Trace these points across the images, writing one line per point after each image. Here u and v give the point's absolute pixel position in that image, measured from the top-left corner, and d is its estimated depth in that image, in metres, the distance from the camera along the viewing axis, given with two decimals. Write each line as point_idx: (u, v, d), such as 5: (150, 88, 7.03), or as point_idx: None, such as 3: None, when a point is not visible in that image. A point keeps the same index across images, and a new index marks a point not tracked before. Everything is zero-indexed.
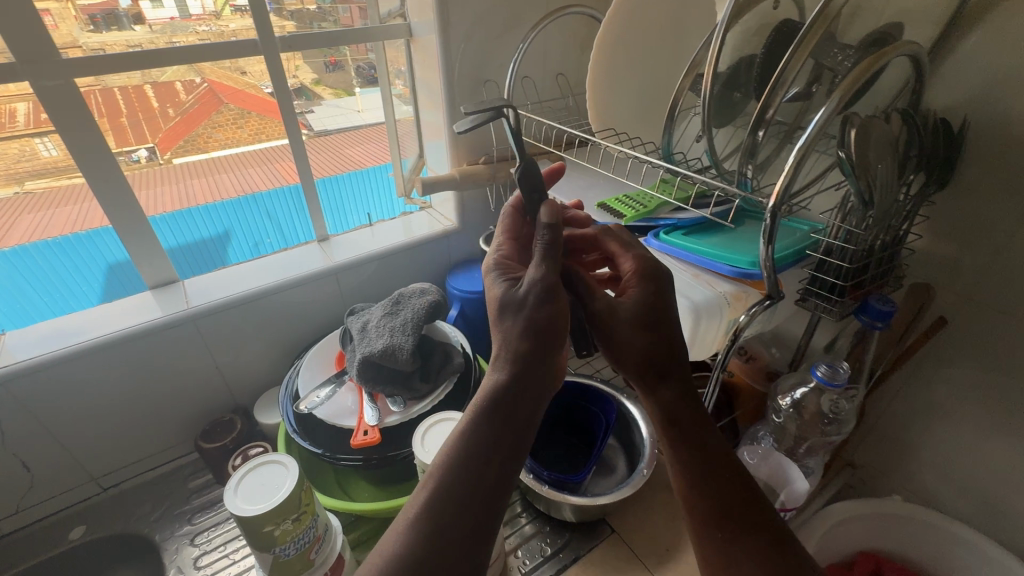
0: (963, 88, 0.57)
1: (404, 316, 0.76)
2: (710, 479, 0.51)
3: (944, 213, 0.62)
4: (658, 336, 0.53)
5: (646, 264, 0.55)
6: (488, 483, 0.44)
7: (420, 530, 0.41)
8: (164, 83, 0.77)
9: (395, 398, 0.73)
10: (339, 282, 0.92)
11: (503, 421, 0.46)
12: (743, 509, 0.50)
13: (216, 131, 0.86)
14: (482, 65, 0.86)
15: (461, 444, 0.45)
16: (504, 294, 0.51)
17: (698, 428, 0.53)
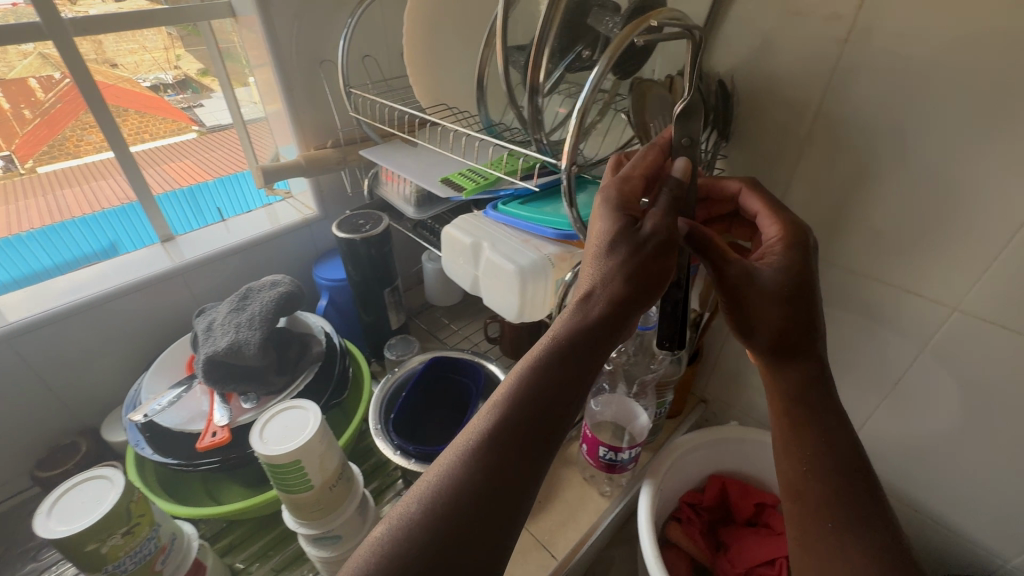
0: (736, 52, 0.63)
1: (250, 310, 0.73)
2: (818, 454, 0.51)
3: (737, 166, 0.70)
4: (787, 307, 0.51)
5: (798, 230, 0.54)
6: (551, 418, 0.43)
7: (482, 459, 0.41)
8: (16, 80, 0.74)
9: (248, 396, 0.71)
10: (188, 284, 0.87)
11: (578, 368, 0.44)
12: (837, 486, 0.50)
13: (85, 134, 0.81)
14: (316, 45, 0.83)
15: (537, 378, 0.43)
16: (617, 227, 0.46)
17: (818, 401, 0.52)
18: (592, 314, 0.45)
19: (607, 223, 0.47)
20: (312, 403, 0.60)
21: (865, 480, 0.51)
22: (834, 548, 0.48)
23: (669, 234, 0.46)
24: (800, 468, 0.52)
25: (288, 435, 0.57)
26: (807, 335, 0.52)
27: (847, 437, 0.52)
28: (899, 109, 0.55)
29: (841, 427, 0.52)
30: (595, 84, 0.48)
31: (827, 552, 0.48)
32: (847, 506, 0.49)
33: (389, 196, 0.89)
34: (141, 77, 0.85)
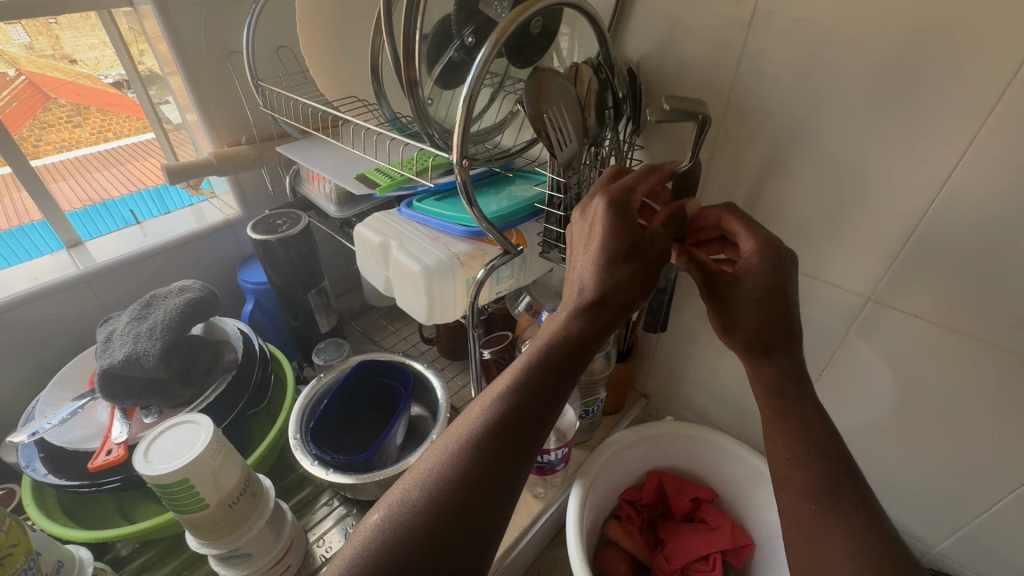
0: (646, 40, 0.61)
1: (153, 319, 0.69)
2: (799, 446, 0.50)
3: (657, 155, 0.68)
4: (765, 310, 0.50)
5: (771, 243, 0.50)
6: (531, 418, 0.47)
7: (475, 445, 0.45)
8: None
9: (150, 409, 0.67)
10: (95, 292, 0.82)
11: (558, 374, 0.49)
12: (822, 476, 0.49)
13: (44, 134, 0.82)
14: (223, 35, 0.79)
15: (525, 375, 0.48)
16: (602, 232, 0.50)
17: (799, 396, 0.51)
18: (573, 318, 0.49)
19: (599, 228, 0.51)
20: (205, 416, 0.57)
21: (852, 471, 0.49)
22: (818, 540, 0.47)
23: (646, 245, 0.50)
24: (783, 455, 0.51)
25: (176, 452, 0.53)
26: (783, 339, 0.51)
27: (826, 430, 0.51)
28: (805, 94, 0.54)
29: (822, 421, 0.51)
30: (481, 68, 0.45)
31: (809, 543, 0.47)
32: (832, 496, 0.48)
33: (311, 196, 0.84)
34: (104, 74, 0.86)
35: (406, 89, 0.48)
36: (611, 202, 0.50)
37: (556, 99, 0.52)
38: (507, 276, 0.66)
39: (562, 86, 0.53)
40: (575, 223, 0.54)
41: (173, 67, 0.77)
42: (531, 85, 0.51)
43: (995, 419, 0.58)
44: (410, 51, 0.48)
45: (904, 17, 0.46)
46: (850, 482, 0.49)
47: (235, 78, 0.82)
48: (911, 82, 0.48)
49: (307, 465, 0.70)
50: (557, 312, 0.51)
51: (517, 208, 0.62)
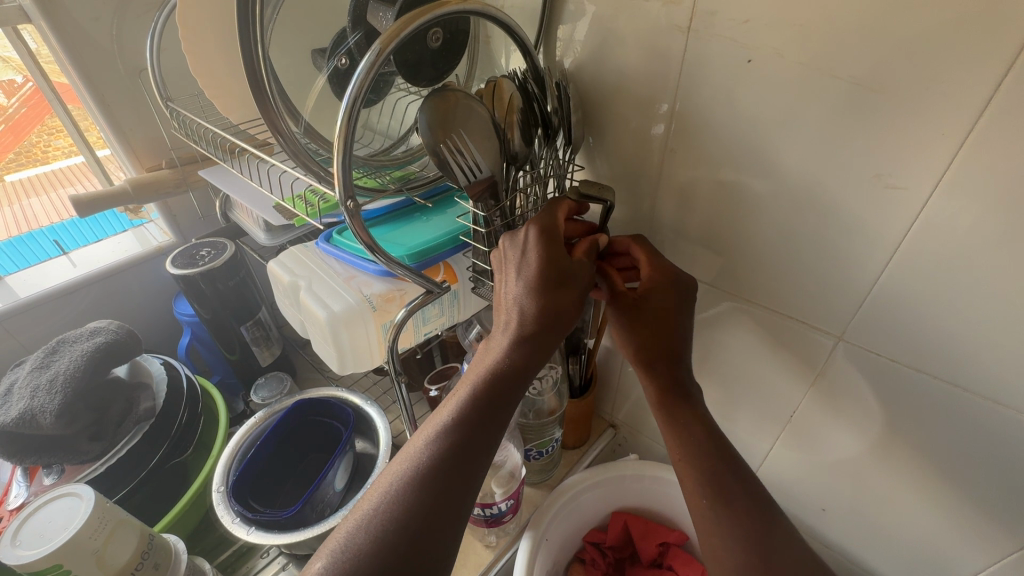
0: (578, 47, 0.55)
1: (55, 369, 0.63)
2: (697, 454, 0.49)
3: (602, 173, 0.61)
4: (662, 337, 0.51)
5: (673, 274, 0.51)
6: (478, 442, 0.43)
7: (417, 485, 0.41)
8: None
9: (52, 468, 0.62)
10: (13, 333, 0.77)
11: (503, 396, 0.45)
12: (717, 481, 0.47)
13: (52, 140, 0.85)
14: (132, 53, 0.74)
15: (467, 405, 0.44)
16: (532, 258, 0.47)
17: (688, 411, 0.50)
18: (507, 349, 0.46)
19: (528, 254, 0.48)
20: (87, 486, 0.51)
21: (752, 479, 0.48)
22: (714, 536, 0.46)
23: (573, 271, 0.48)
24: (678, 456, 0.50)
25: (49, 532, 0.48)
26: (674, 359, 0.51)
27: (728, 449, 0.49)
28: (752, 109, 0.46)
29: (709, 431, 0.50)
30: (355, 90, 0.39)
31: (713, 546, 0.46)
32: (738, 508, 0.46)
33: (242, 222, 0.77)
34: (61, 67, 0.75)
35: (256, 104, 0.44)
36: (542, 230, 0.48)
37: (458, 125, 0.45)
38: (435, 316, 0.60)
39: (470, 108, 0.46)
40: (500, 252, 0.51)
41: (79, 89, 0.72)
42: (427, 109, 0.44)
43: (986, 475, 0.50)
44: (258, 86, 0.44)
45: (862, 19, 0.38)
46: (751, 489, 0.47)
47: (149, 98, 0.77)
48: (874, 95, 0.40)
49: (230, 524, 0.63)
50: (489, 343, 0.49)
51: (442, 239, 0.56)
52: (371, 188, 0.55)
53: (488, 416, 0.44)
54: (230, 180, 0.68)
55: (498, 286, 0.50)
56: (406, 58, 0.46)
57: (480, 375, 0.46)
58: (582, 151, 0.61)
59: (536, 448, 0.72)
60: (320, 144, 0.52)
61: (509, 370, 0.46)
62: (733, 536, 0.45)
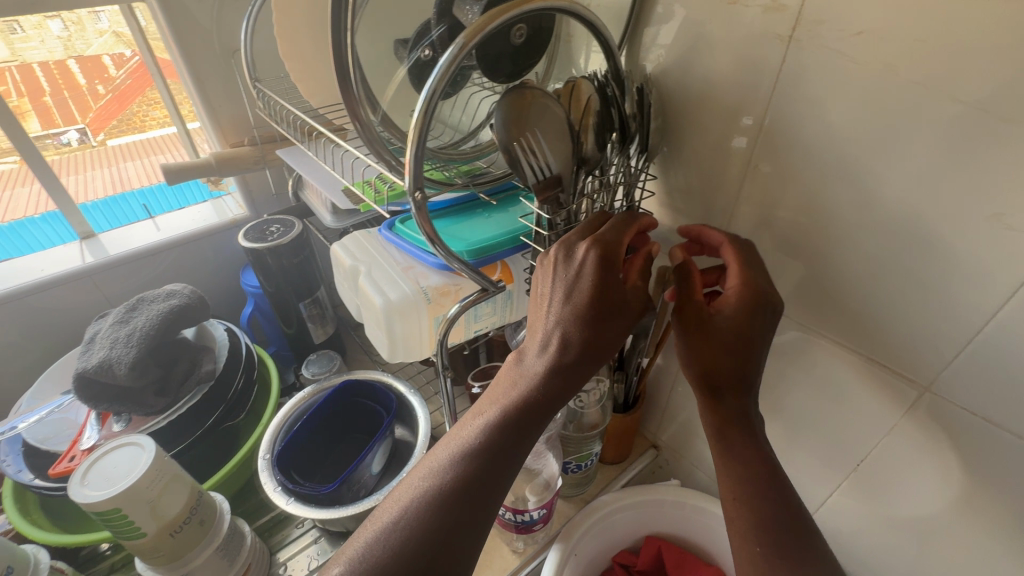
0: (663, 50, 0.52)
1: (134, 325, 0.68)
2: (752, 498, 0.45)
3: (673, 183, 0.58)
4: (728, 362, 0.47)
5: (756, 288, 0.47)
6: (503, 465, 0.42)
7: (437, 505, 0.40)
8: (93, 57, 0.83)
9: (121, 416, 0.67)
10: (101, 285, 0.84)
11: (532, 420, 0.44)
12: (773, 532, 0.44)
13: (150, 111, 0.92)
14: (226, 32, 0.77)
15: (495, 428, 0.43)
16: (586, 285, 0.45)
17: (744, 441, 0.47)
18: (541, 375, 0.45)
19: (581, 279, 0.45)
20: (152, 439, 0.55)
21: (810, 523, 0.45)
22: None
23: (630, 302, 0.46)
24: (729, 493, 0.46)
25: (114, 477, 0.51)
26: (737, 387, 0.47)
27: (782, 499, 0.45)
28: (852, 128, 0.43)
29: (766, 474, 0.46)
30: (436, 81, 0.39)
31: None
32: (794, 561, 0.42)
33: (311, 202, 0.81)
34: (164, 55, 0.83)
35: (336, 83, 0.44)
36: (602, 257, 0.45)
37: (533, 124, 0.44)
38: (488, 314, 0.59)
39: (546, 108, 0.45)
40: (547, 259, 0.48)
41: (176, 62, 0.77)
42: (505, 106, 0.43)
43: None
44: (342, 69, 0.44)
45: (999, 37, 0.34)
46: (807, 538, 0.44)
47: (239, 77, 0.81)
48: (1004, 124, 0.35)
49: (271, 490, 0.65)
50: (522, 359, 0.47)
51: (501, 238, 0.55)
52: (438, 182, 0.55)
53: (514, 441, 0.43)
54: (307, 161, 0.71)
55: (535, 291, 0.48)
56: (489, 54, 0.45)
57: (510, 399, 0.45)
58: (656, 160, 0.59)
59: (575, 461, 0.70)
60: (392, 133, 0.52)
61: (543, 394, 0.44)
62: None
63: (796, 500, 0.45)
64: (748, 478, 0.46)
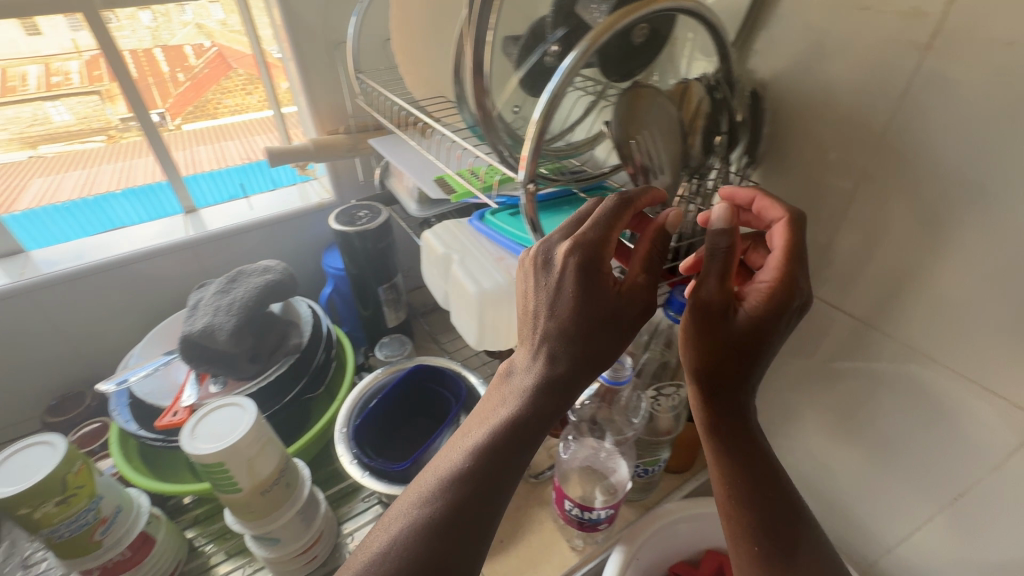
0: (780, 56, 0.51)
1: (234, 295, 0.73)
2: (745, 491, 0.47)
3: (773, 192, 0.57)
4: (733, 368, 0.44)
5: (789, 288, 0.43)
6: (493, 489, 0.43)
7: (431, 536, 0.41)
8: (176, 47, 0.89)
9: (218, 379, 0.72)
10: (201, 256, 0.90)
11: (524, 442, 0.44)
12: (765, 529, 0.47)
13: (224, 98, 0.98)
14: (333, 23, 0.80)
15: (482, 454, 0.44)
16: (567, 296, 0.43)
17: (739, 439, 0.47)
18: (527, 393, 0.45)
19: (563, 289, 0.44)
20: (253, 404, 0.58)
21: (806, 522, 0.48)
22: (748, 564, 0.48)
23: (618, 307, 0.44)
24: (721, 483, 0.48)
25: (219, 434, 0.55)
26: (739, 390, 0.46)
27: (776, 500, 0.48)
28: (992, 147, 0.40)
29: (762, 476, 0.48)
30: (562, 81, 0.40)
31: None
32: (785, 565, 0.46)
33: (397, 190, 0.84)
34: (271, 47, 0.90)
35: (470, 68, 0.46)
36: (581, 265, 0.43)
37: (649, 123, 0.45)
38: None
39: (662, 109, 0.46)
40: (531, 263, 0.46)
41: (286, 52, 0.80)
42: (621, 103, 0.43)
43: None
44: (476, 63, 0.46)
45: None
46: (803, 534, 0.47)
47: (341, 67, 0.83)
48: None
49: (345, 461, 0.68)
50: (513, 377, 0.47)
51: None
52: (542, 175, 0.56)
53: (502, 466, 0.43)
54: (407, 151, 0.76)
55: (525, 289, 0.47)
56: (609, 51, 0.46)
57: (500, 419, 0.45)
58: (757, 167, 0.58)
59: (644, 466, 0.69)
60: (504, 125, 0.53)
61: (534, 413, 0.44)
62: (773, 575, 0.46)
63: (795, 498, 0.49)
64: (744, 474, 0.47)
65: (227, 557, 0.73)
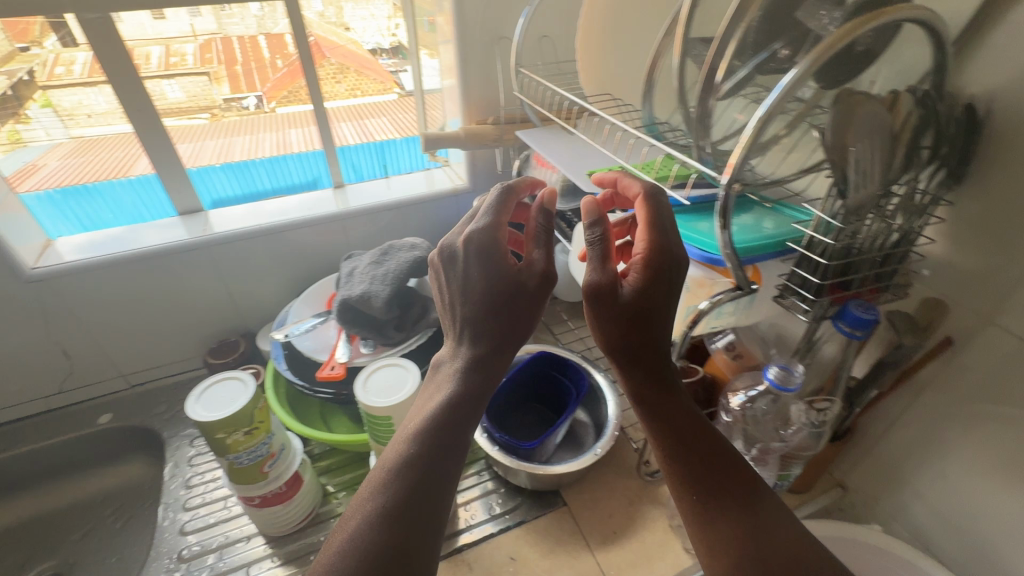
0: (1002, 73, 0.48)
1: (387, 267, 0.79)
2: (679, 450, 0.50)
3: (964, 214, 0.54)
4: (636, 333, 0.49)
5: (663, 252, 0.50)
6: (442, 464, 0.46)
7: (390, 520, 0.42)
8: (277, 34, 0.86)
9: (367, 341, 0.78)
10: (346, 228, 0.97)
11: (465, 414, 0.49)
12: (712, 484, 0.48)
13: (313, 86, 0.93)
14: (498, 19, 0.83)
15: (423, 432, 0.47)
16: (477, 279, 0.53)
17: (655, 398, 0.51)
18: (460, 372, 0.52)
19: (472, 275, 0.53)
20: (416, 367, 0.63)
21: (743, 466, 0.49)
22: (705, 528, 0.47)
23: (523, 288, 0.53)
24: (662, 448, 0.50)
25: (387, 392, 0.61)
26: (649, 352, 0.51)
27: (712, 459, 0.49)
28: None
29: (685, 439, 0.50)
30: (782, 96, 0.40)
31: (708, 544, 0.47)
32: (738, 508, 0.47)
33: (535, 181, 0.88)
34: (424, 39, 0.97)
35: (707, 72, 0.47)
36: (480, 250, 0.53)
37: (864, 130, 0.44)
38: (728, 314, 0.60)
39: (877, 116, 0.45)
40: (438, 267, 0.56)
41: (451, 46, 0.85)
42: (842, 110, 0.43)
43: None
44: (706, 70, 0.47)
45: None
46: (745, 478, 0.49)
47: (500, 61, 0.87)
48: None
49: (478, 433, 0.76)
50: (442, 369, 0.54)
51: (765, 242, 0.54)
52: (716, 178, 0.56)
53: (445, 439, 0.47)
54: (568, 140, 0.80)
55: (441, 289, 0.56)
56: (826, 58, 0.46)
57: (439, 402, 0.50)
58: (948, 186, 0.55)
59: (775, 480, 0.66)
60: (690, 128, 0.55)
61: (468, 389, 0.50)
62: (736, 533, 0.46)
63: (740, 457, 0.50)
64: (673, 432, 0.50)
65: None
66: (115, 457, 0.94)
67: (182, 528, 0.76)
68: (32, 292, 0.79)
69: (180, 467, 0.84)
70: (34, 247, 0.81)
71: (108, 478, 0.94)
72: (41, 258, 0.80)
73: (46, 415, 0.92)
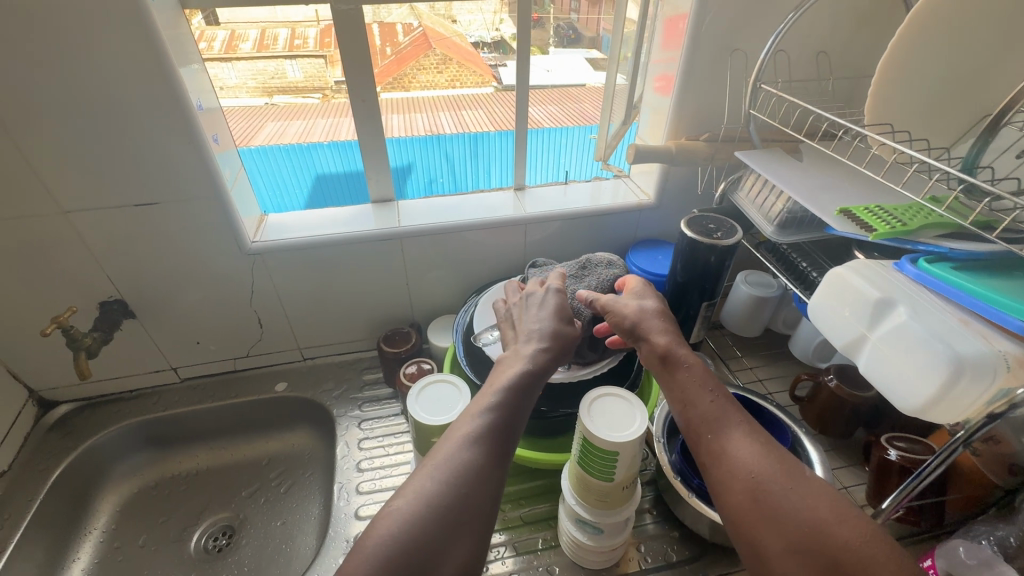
0: None
1: (587, 283, 0.76)
2: (698, 395, 0.53)
3: None
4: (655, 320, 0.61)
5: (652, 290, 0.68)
6: (512, 412, 0.53)
7: (471, 443, 0.49)
8: (390, 23, 0.79)
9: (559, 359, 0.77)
10: (526, 233, 0.94)
11: (537, 383, 0.56)
12: (725, 421, 0.51)
13: (418, 74, 0.87)
14: (736, 30, 0.76)
15: (506, 392, 0.54)
16: (544, 305, 0.66)
17: (676, 357, 0.56)
18: (533, 352, 0.58)
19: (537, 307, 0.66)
20: (637, 399, 0.59)
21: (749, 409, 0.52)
22: (731, 464, 0.48)
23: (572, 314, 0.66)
24: (683, 398, 0.54)
25: (615, 425, 0.57)
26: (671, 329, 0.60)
27: (725, 403, 0.52)
28: None
29: (701, 388, 0.54)
30: None
31: (738, 478, 0.47)
32: (758, 441, 0.49)
33: (744, 203, 0.81)
34: None
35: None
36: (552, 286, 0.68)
37: None
38: None
39: None
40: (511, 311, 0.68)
41: (676, 55, 0.79)
42: None
43: None
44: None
45: None
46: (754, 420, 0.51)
47: (728, 76, 0.80)
48: None
49: (667, 472, 0.72)
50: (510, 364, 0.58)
51: None
52: None
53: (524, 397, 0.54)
54: (807, 167, 0.74)
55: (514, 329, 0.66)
56: None
57: (511, 372, 0.56)
58: None
59: None
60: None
61: (540, 365, 0.58)
62: (767, 465, 0.47)
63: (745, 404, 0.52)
64: (689, 382, 0.54)
65: (520, 523, 0.77)
66: (284, 423, 1.00)
67: (357, 511, 0.78)
68: (247, 263, 0.84)
69: (351, 448, 0.87)
70: (253, 221, 0.86)
71: (275, 443, 0.99)
72: (258, 233, 0.85)
73: (231, 374, 0.99)
